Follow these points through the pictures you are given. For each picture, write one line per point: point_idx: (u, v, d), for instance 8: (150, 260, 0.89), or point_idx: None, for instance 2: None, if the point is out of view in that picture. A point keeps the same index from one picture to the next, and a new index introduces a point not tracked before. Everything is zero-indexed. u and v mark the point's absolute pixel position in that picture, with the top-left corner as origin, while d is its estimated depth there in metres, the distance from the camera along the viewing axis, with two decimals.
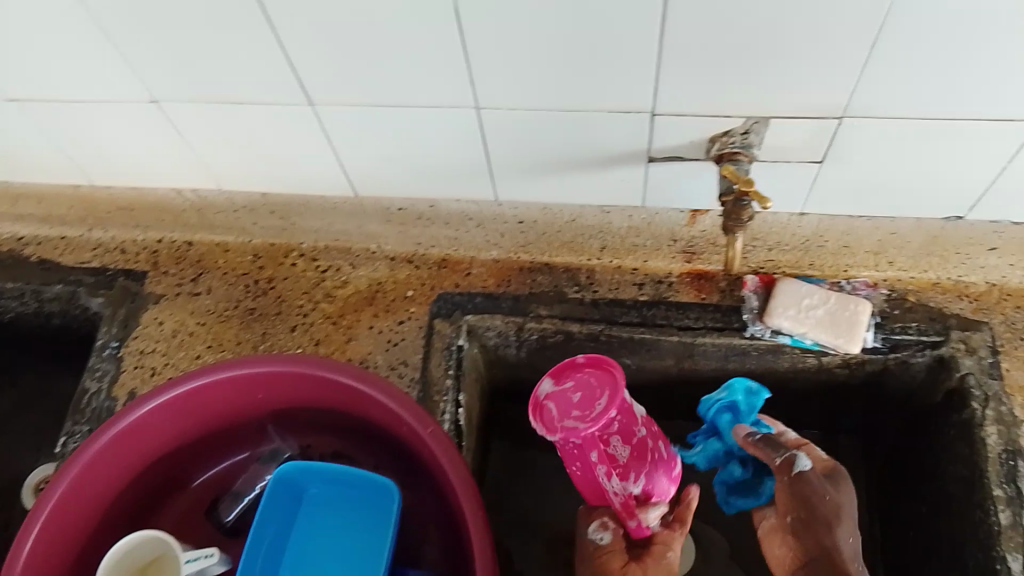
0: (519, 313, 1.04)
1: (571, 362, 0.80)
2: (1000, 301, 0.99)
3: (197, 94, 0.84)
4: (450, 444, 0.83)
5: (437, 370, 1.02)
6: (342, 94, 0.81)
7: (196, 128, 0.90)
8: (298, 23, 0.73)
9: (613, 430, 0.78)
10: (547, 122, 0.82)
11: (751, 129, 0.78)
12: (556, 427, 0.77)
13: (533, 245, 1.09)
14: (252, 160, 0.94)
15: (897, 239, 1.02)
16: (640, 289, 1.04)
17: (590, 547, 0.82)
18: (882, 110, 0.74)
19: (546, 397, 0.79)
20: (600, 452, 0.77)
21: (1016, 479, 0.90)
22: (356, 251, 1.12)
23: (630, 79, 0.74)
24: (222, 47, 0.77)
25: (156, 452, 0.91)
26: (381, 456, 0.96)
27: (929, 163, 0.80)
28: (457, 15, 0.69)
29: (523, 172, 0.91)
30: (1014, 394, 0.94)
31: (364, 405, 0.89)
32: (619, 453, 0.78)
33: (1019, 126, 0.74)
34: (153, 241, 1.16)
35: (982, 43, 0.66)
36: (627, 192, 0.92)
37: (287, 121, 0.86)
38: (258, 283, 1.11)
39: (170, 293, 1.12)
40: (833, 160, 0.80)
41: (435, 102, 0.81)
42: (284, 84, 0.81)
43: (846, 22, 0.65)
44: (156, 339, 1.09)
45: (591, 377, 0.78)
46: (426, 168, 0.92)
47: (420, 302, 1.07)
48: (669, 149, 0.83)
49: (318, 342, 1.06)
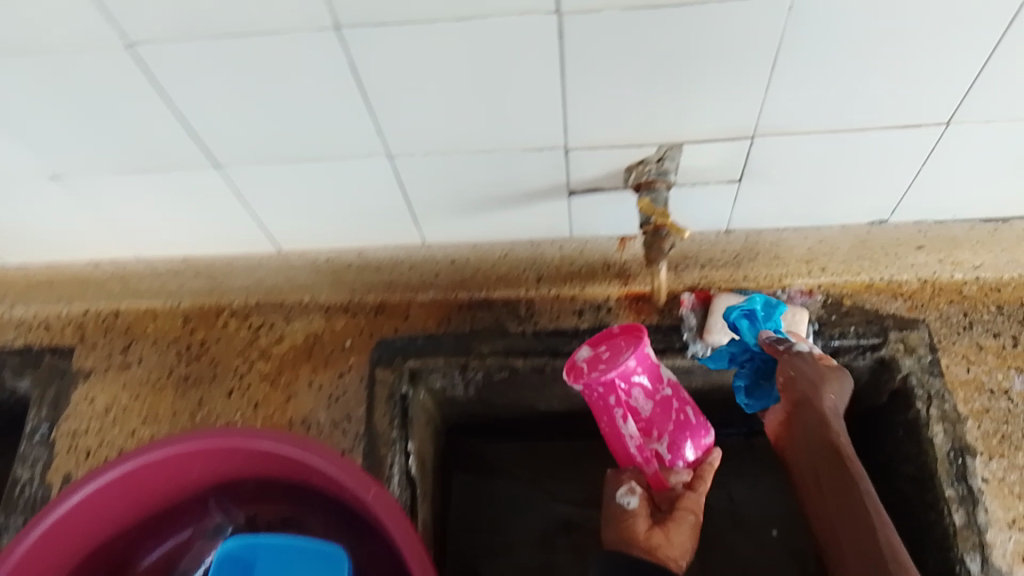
0: (462, 352, 1.03)
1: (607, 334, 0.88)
2: (935, 297, 0.99)
3: (99, 166, 0.81)
4: (395, 507, 0.81)
5: (383, 422, 1.00)
6: (250, 154, 0.79)
7: (104, 198, 0.87)
8: (193, 88, 0.70)
9: (635, 383, 0.83)
10: (463, 165, 0.80)
11: (665, 155, 0.77)
12: (583, 376, 0.83)
13: (469, 281, 1.05)
14: (167, 224, 0.91)
15: (827, 246, 1.01)
16: (580, 317, 1.02)
17: (615, 509, 0.82)
18: (791, 126, 0.74)
19: (582, 359, 0.85)
20: (620, 396, 0.82)
21: (967, 477, 0.91)
22: (288, 304, 1.08)
23: (539, 116, 0.72)
24: (117, 117, 0.74)
25: (93, 538, 0.87)
26: (331, 520, 0.93)
27: (846, 172, 0.80)
28: (354, 68, 0.68)
29: (447, 215, 0.89)
30: (955, 391, 0.95)
31: (308, 471, 0.87)
32: (641, 405, 0.84)
33: (927, 131, 0.74)
34: (78, 312, 1.12)
35: (879, 54, 0.66)
36: (554, 224, 0.90)
37: (196, 184, 0.84)
38: (191, 348, 1.08)
39: (100, 367, 1.08)
40: (752, 177, 0.80)
41: (345, 155, 0.79)
42: (187, 149, 0.78)
43: (746, 45, 0.65)
44: (89, 417, 1.05)
45: (621, 340, 0.86)
46: (347, 219, 0.90)
47: (359, 352, 1.04)
48: (588, 182, 0.82)
49: (256, 405, 1.03)
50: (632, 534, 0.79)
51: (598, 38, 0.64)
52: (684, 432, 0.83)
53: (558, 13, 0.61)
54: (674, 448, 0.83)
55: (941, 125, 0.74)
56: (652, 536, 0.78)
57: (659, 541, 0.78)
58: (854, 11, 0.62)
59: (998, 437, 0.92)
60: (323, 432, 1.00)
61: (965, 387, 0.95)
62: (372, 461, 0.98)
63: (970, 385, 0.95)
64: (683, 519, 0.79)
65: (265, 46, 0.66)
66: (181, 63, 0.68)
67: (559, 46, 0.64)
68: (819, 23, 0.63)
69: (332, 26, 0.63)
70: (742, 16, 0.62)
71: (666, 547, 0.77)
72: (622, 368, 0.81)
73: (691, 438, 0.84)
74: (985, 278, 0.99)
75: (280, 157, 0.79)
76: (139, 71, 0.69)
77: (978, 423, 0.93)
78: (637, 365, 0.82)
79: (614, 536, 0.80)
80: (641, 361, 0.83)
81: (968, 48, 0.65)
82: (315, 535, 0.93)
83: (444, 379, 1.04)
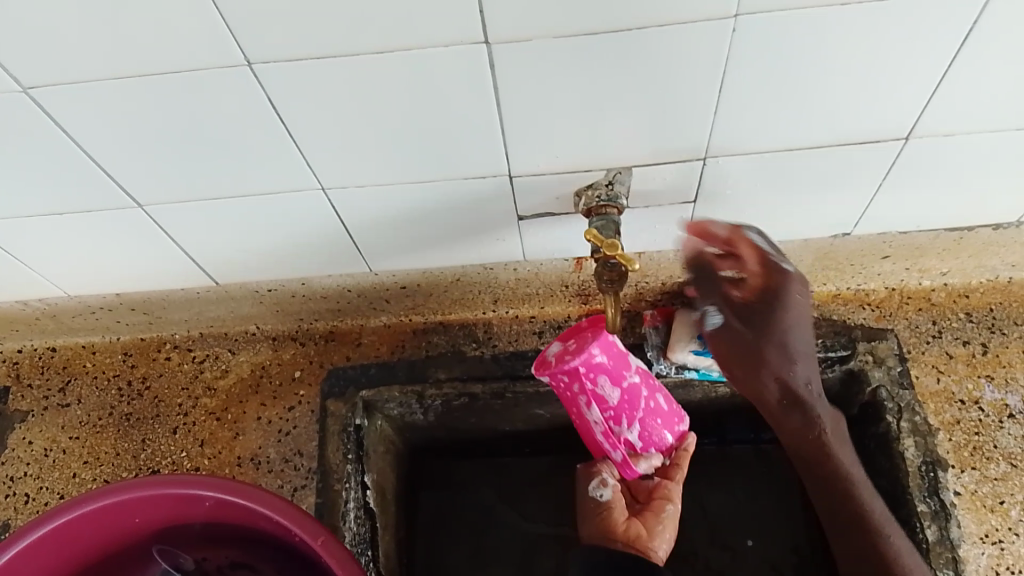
0: (417, 381, 0.97)
1: (577, 327, 0.81)
2: (902, 305, 0.97)
3: (9, 211, 0.76)
4: (346, 553, 0.74)
5: (335, 456, 0.93)
6: (172, 192, 0.73)
7: (19, 240, 0.81)
8: (96, 129, 0.65)
9: (602, 372, 0.76)
10: (401, 196, 0.75)
11: (614, 180, 0.72)
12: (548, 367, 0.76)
13: (421, 306, 1.00)
14: (93, 262, 0.86)
15: (790, 258, 0.91)
16: (540, 338, 0.99)
17: (590, 503, 0.87)
18: (745, 146, 0.69)
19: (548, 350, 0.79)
20: (586, 385, 0.76)
21: (938, 491, 0.87)
22: (233, 335, 1.04)
23: (475, 143, 0.68)
24: (20, 161, 0.69)
25: None
26: (284, 561, 0.86)
27: (807, 188, 0.76)
28: (271, 102, 0.63)
29: (391, 244, 0.84)
30: (926, 402, 0.92)
31: (252, 517, 0.80)
32: (609, 394, 0.77)
33: (887, 146, 0.71)
34: (12, 351, 1.07)
35: (832, 71, 0.62)
36: (504, 248, 0.86)
37: (118, 224, 0.78)
38: (132, 384, 1.03)
39: (36, 408, 1.03)
40: (706, 197, 0.76)
41: (273, 189, 0.73)
42: (101, 189, 0.73)
43: (690, 65, 0.60)
44: (26, 462, 1.00)
45: (587, 330, 0.79)
46: (285, 251, 0.85)
47: (309, 383, 1.00)
48: (538, 208, 0.78)
49: (202, 442, 0.98)
50: (613, 526, 0.83)
51: (530, 63, 0.59)
52: (655, 420, 0.80)
53: (487, 43, 0.57)
54: (645, 436, 0.81)
55: (900, 140, 0.70)
56: (631, 528, 0.83)
57: (637, 532, 0.83)
58: (802, 30, 0.58)
59: (971, 449, 0.90)
60: (274, 469, 0.95)
61: (935, 398, 0.92)
62: (323, 500, 0.91)
63: (941, 396, 0.93)
64: (662, 510, 0.84)
65: (172, 85, 0.61)
66: (84, 106, 0.63)
67: (491, 77, 0.61)
68: (767, 44, 0.59)
69: (243, 62, 0.59)
70: (683, 39, 0.58)
71: (645, 539, 0.83)
72: (587, 358, 0.74)
73: (664, 425, 0.81)
74: (953, 284, 0.97)
75: (204, 194, 0.74)
76: (39, 115, 0.64)
77: (950, 435, 0.91)
78: (606, 355, 0.76)
79: (593, 531, 0.85)
80: (610, 350, 0.76)
81: (926, 63, 0.62)
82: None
83: (401, 409, 0.99)
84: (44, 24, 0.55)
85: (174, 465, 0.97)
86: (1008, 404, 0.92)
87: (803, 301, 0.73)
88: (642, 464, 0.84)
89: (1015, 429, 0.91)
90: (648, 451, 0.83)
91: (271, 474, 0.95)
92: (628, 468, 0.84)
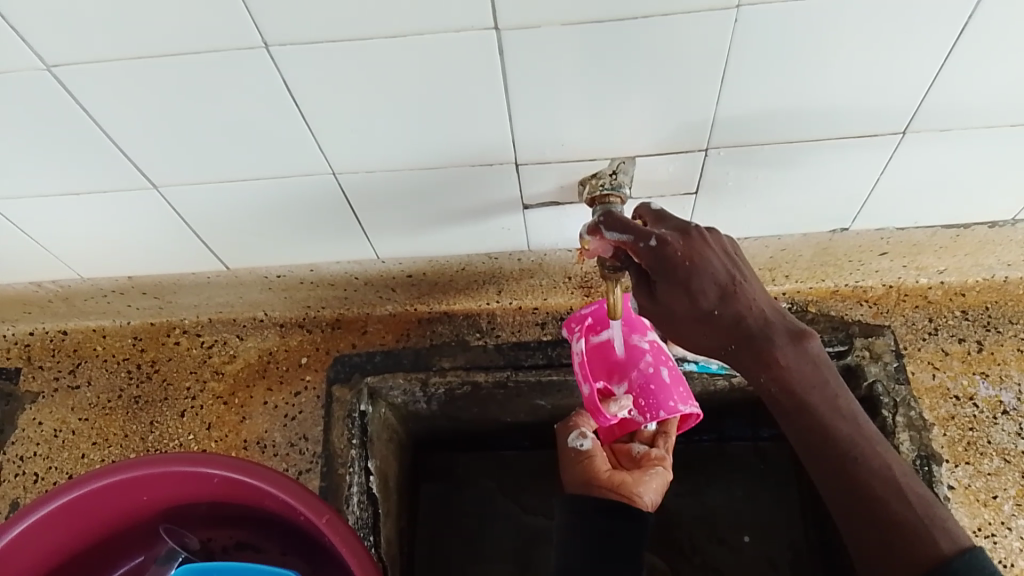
0: (422, 368, 0.99)
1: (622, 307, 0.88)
2: (899, 302, 0.99)
3: (29, 190, 0.78)
4: (350, 532, 0.75)
5: (340, 441, 0.95)
6: (187, 174, 0.75)
7: (37, 219, 0.83)
8: (116, 109, 0.67)
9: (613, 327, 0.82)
10: (411, 182, 0.77)
11: (618, 169, 0.74)
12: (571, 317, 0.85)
13: (427, 295, 1.02)
14: (109, 243, 0.88)
15: (789, 254, 0.93)
16: (542, 329, 1.01)
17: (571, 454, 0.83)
18: (746, 138, 0.71)
19: None
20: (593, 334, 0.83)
21: (932, 485, 0.87)
22: (241, 322, 1.05)
23: (485, 129, 0.70)
24: (43, 141, 0.71)
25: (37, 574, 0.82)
26: (288, 542, 0.88)
27: (806, 181, 0.78)
28: (287, 85, 0.65)
29: (399, 231, 0.86)
30: (921, 397, 0.94)
31: (257, 497, 0.81)
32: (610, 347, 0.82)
33: (883, 141, 0.72)
34: (24, 334, 1.09)
35: (831, 64, 0.64)
36: (510, 237, 0.88)
37: (133, 205, 0.80)
38: (142, 367, 1.05)
39: (47, 389, 1.05)
40: (707, 189, 0.78)
41: (286, 173, 0.75)
42: (118, 170, 0.75)
43: (693, 55, 0.62)
44: (36, 442, 1.02)
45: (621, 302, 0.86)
46: (296, 236, 0.87)
47: (315, 369, 1.02)
48: (544, 197, 0.80)
49: (209, 425, 1.00)
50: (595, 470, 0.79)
51: (538, 51, 0.61)
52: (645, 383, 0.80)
53: (497, 29, 0.59)
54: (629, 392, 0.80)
55: (897, 134, 0.72)
56: (615, 473, 0.78)
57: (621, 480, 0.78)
58: (802, 21, 0.60)
59: (965, 444, 0.92)
60: (279, 453, 0.97)
61: (931, 394, 0.94)
62: (328, 483, 0.93)
63: (936, 391, 0.94)
64: (650, 468, 0.80)
65: (192, 66, 0.63)
66: (106, 85, 0.65)
67: (500, 65, 0.63)
68: (768, 35, 0.61)
69: (261, 44, 0.61)
70: (687, 28, 0.60)
71: (630, 484, 0.77)
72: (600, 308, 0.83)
73: (653, 393, 0.79)
74: (949, 282, 0.99)
75: (218, 176, 0.76)
76: (63, 94, 0.66)
77: (944, 431, 0.92)
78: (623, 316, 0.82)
79: (577, 476, 0.80)
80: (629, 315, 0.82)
81: (922, 57, 0.64)
82: (271, 560, 0.88)
83: (404, 396, 1.00)
84: (71, 3, 0.57)
85: (181, 446, 0.99)
86: (1002, 400, 0.93)
87: (718, 260, 0.61)
88: (614, 409, 0.79)
89: (1009, 426, 0.92)
90: (621, 400, 0.79)
91: (276, 457, 0.97)
92: (602, 417, 0.80)
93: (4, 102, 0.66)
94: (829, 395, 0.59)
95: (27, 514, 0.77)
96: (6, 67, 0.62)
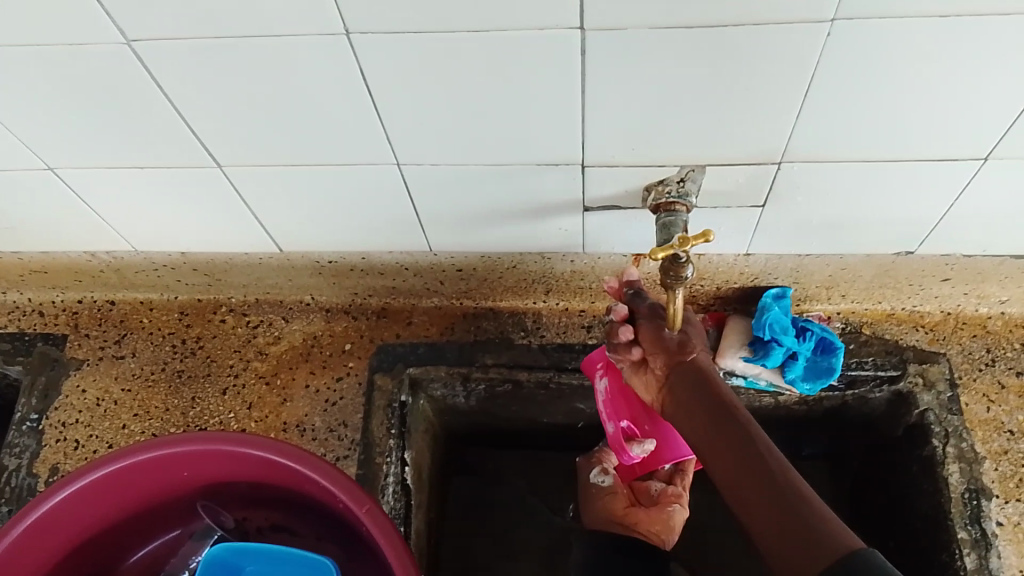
0: (464, 363, 0.99)
1: None
2: (957, 330, 0.96)
3: (95, 161, 0.78)
4: (390, 524, 0.74)
5: (379, 430, 0.95)
6: (253, 154, 0.75)
7: (99, 189, 0.84)
8: (189, 86, 0.67)
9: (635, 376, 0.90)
10: (475, 176, 0.76)
11: (686, 177, 0.73)
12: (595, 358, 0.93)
13: (474, 291, 1.01)
14: (166, 218, 0.88)
15: (849, 273, 0.91)
16: (588, 332, 1.00)
17: (595, 489, 1.00)
18: (820, 153, 0.69)
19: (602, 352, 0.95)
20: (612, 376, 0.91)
21: (981, 519, 0.87)
22: (288, 304, 1.05)
23: (556, 129, 0.69)
24: (114, 113, 0.71)
25: (74, 541, 0.82)
26: (322, 527, 0.87)
27: (877, 202, 0.76)
28: (362, 73, 0.64)
29: (456, 225, 0.85)
30: (974, 429, 0.92)
31: (297, 480, 0.81)
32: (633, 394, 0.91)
33: (961, 166, 0.70)
34: (73, 301, 1.09)
35: (919, 83, 0.62)
36: (567, 238, 0.87)
37: (196, 182, 0.80)
38: (187, 342, 1.05)
39: (92, 358, 1.05)
40: (775, 202, 0.77)
41: (351, 160, 0.75)
42: (185, 146, 0.75)
43: (779, 66, 0.61)
44: (78, 409, 1.02)
45: None
46: (352, 224, 0.87)
47: (358, 356, 1.01)
48: (606, 200, 0.79)
49: (250, 405, 1.00)
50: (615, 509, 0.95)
51: (620, 54, 0.60)
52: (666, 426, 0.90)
53: (582, 29, 0.58)
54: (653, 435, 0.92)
55: (978, 160, 0.70)
56: (630, 512, 0.93)
57: (637, 518, 0.93)
58: (897, 38, 0.58)
59: (1017, 480, 0.89)
60: (318, 438, 0.97)
61: (984, 426, 0.91)
62: (364, 472, 0.93)
63: (989, 424, 0.92)
64: (668, 505, 0.94)
65: (270, 49, 0.62)
66: (182, 62, 0.64)
67: (580, 65, 0.62)
68: (858, 52, 0.59)
69: (341, 30, 0.60)
70: (775, 40, 0.58)
71: (643, 522, 0.92)
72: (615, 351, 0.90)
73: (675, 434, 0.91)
74: (1011, 313, 0.96)
75: (283, 158, 0.76)
76: (140, 69, 0.66)
77: (996, 465, 0.90)
78: None
79: (598, 516, 0.96)
80: None
81: (1014, 83, 0.62)
82: (305, 545, 0.88)
83: (444, 390, 1.01)
84: None
85: (221, 425, 0.99)
86: None
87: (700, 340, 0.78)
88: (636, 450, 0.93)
89: None
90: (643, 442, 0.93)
91: (315, 442, 0.96)
92: (624, 454, 0.95)
93: (81, 72, 0.66)
94: (758, 449, 0.64)
95: (71, 483, 0.77)
96: (87, 38, 0.62)
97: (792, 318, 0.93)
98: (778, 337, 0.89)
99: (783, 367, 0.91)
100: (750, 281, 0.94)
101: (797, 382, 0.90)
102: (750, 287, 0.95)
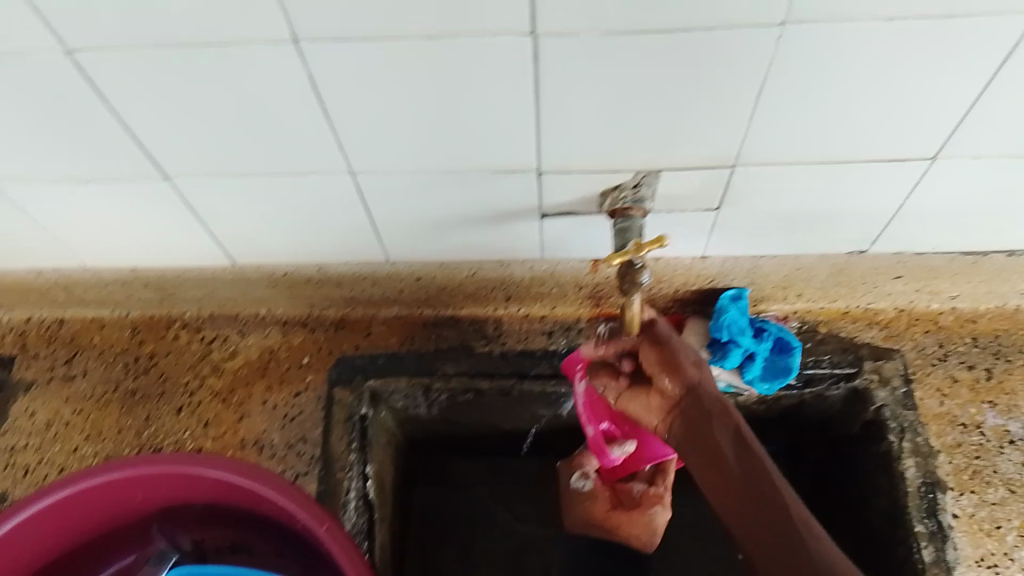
0: (425, 373, 0.98)
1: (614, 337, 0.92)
2: (910, 326, 0.98)
3: (38, 175, 0.76)
4: (352, 542, 0.72)
5: (340, 444, 0.94)
6: (202, 166, 0.74)
7: (43, 205, 0.81)
8: (133, 97, 0.65)
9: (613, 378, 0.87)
10: (431, 184, 0.76)
11: (641, 182, 0.74)
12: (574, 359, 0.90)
13: (433, 299, 1.00)
14: (115, 232, 0.86)
15: (804, 272, 0.93)
16: (550, 338, 0.99)
17: (574, 492, 0.99)
18: (772, 156, 0.70)
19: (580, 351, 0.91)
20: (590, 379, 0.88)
21: (937, 512, 0.89)
22: (244, 317, 1.02)
23: (510, 135, 0.68)
24: (56, 125, 0.69)
25: (24, 569, 0.79)
26: (284, 545, 0.85)
27: (829, 203, 0.77)
28: (312, 82, 0.63)
29: (413, 234, 0.85)
30: (929, 423, 0.93)
31: (256, 500, 0.78)
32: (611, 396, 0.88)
33: (909, 166, 0.72)
34: (20, 320, 1.06)
35: (867, 86, 0.63)
36: (525, 244, 0.87)
37: (144, 195, 0.78)
38: (139, 359, 1.02)
39: (41, 378, 1.02)
40: (731, 205, 0.77)
41: (304, 169, 0.74)
42: (131, 158, 0.73)
43: (731, 70, 0.61)
44: (28, 433, 0.99)
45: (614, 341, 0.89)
46: (308, 234, 0.85)
47: (317, 369, 0.99)
48: (563, 206, 0.79)
49: (206, 423, 0.97)
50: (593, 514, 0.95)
51: (573, 60, 0.60)
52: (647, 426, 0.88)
53: (534, 36, 0.58)
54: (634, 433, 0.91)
55: (925, 160, 0.71)
56: (610, 516, 0.93)
57: (620, 522, 0.93)
58: (847, 42, 0.58)
59: (970, 473, 0.90)
60: (276, 455, 0.94)
61: (938, 421, 0.93)
62: (325, 487, 0.91)
63: (943, 418, 0.93)
64: (649, 508, 0.92)
65: (216, 57, 0.61)
66: (125, 71, 0.63)
67: (533, 72, 0.61)
68: (809, 55, 0.60)
69: (289, 37, 0.59)
70: (728, 44, 0.59)
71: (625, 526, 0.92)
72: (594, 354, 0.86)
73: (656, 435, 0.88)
74: (961, 308, 0.98)
75: (234, 170, 0.74)
76: (81, 79, 0.63)
77: (951, 458, 0.91)
78: None
79: (578, 519, 0.97)
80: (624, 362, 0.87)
81: (960, 85, 0.63)
82: (266, 564, 0.86)
83: (405, 401, 1.00)
84: None
85: (176, 445, 0.96)
86: (1009, 430, 0.93)
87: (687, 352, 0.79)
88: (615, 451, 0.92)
89: (1015, 455, 0.91)
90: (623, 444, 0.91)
91: (274, 458, 0.94)
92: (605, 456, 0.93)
93: (19, 83, 0.64)
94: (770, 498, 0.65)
95: (19, 511, 0.74)
96: (23, 48, 0.60)
97: (749, 319, 0.94)
98: (735, 338, 0.91)
99: (741, 368, 0.93)
100: (708, 283, 0.95)
101: (755, 382, 0.93)
102: (706, 289, 0.95)
